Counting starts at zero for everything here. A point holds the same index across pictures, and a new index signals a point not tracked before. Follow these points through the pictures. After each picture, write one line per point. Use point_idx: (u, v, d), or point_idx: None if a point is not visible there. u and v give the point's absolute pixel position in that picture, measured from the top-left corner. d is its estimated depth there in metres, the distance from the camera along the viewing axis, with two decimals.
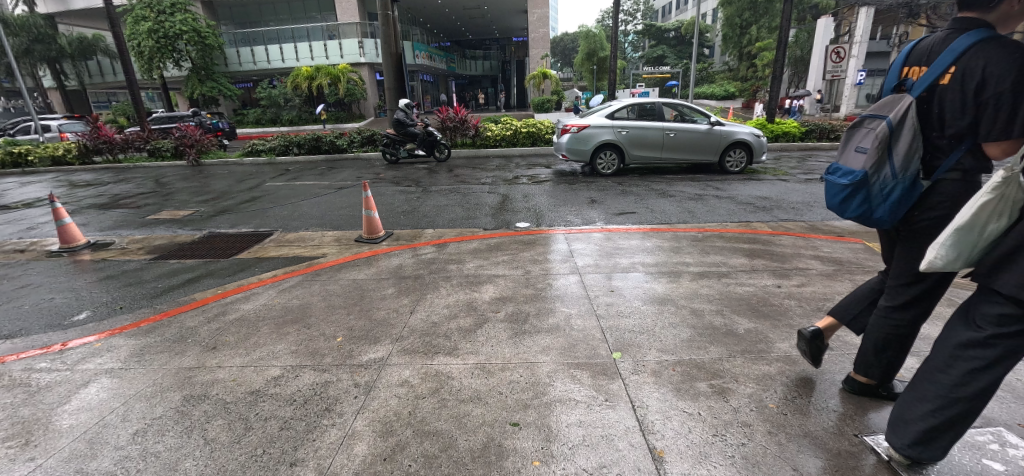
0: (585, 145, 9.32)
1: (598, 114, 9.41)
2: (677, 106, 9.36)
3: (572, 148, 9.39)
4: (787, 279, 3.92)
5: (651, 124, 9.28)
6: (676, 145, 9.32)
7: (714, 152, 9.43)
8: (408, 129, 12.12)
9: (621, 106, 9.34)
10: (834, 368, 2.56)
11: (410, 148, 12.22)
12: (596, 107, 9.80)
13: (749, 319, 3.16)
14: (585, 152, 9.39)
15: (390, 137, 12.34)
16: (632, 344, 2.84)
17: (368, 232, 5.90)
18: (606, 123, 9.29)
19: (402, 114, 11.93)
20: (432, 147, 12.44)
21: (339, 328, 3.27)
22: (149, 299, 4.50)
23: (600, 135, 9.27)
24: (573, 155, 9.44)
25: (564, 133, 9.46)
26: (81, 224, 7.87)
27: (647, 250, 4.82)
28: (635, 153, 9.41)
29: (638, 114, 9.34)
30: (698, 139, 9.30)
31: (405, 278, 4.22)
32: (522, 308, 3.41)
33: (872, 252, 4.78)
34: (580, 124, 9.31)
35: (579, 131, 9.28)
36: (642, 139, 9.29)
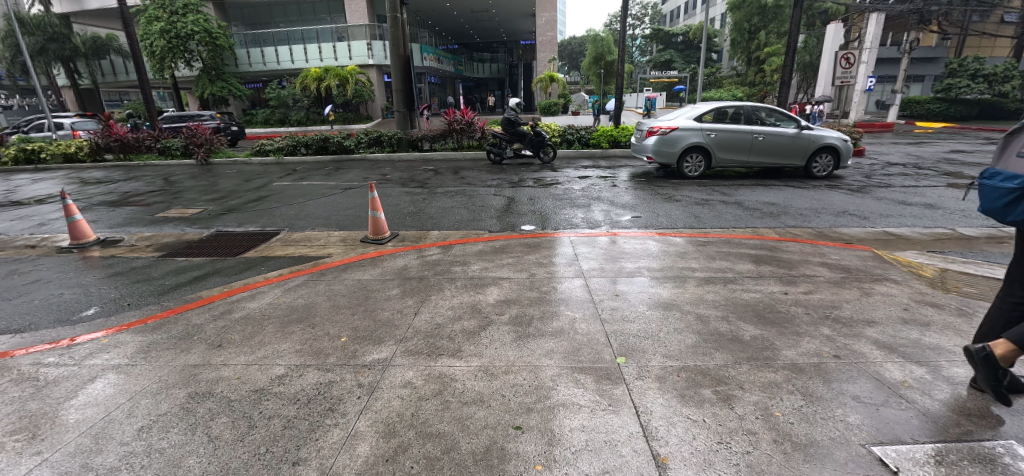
0: (674, 147, 9.29)
1: (685, 116, 9.34)
2: (764, 109, 9.28)
3: (659, 150, 9.38)
4: (794, 286, 3.88)
5: (741, 127, 9.19)
6: (764, 149, 9.23)
7: (801, 156, 9.34)
8: (516, 128, 11.91)
9: (710, 109, 9.27)
10: (842, 377, 2.53)
11: (516, 148, 12.07)
12: (681, 108, 9.74)
13: (755, 326, 3.13)
14: (673, 154, 9.37)
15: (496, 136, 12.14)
16: (637, 349, 2.83)
17: (373, 232, 5.93)
18: (695, 125, 9.23)
19: (512, 114, 11.75)
20: (538, 148, 12.21)
21: (344, 328, 3.28)
22: (157, 296, 4.54)
23: (689, 138, 9.24)
24: (660, 158, 9.42)
25: (651, 135, 9.42)
26: (92, 221, 7.97)
27: (652, 254, 4.80)
28: (722, 156, 9.35)
29: (726, 117, 9.26)
30: (786, 143, 9.21)
31: (410, 279, 4.23)
32: (526, 312, 3.40)
33: (881, 260, 4.72)
34: (669, 126, 9.26)
35: (667, 133, 9.25)
36: (730, 142, 9.22)
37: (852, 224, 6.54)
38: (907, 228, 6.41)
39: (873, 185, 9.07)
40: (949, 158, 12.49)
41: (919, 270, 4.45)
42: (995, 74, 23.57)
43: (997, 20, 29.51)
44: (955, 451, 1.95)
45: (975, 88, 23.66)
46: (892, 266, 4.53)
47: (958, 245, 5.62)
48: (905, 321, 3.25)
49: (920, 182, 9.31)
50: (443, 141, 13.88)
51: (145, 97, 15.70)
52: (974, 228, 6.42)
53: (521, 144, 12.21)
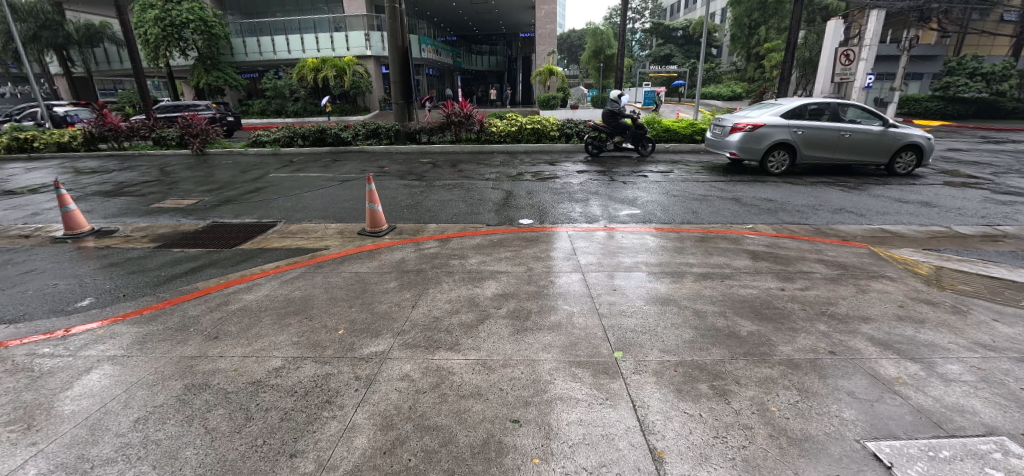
0: (761, 144, 9.22)
1: (771, 112, 9.25)
2: (850, 106, 9.19)
3: (744, 147, 9.30)
4: (790, 282, 3.90)
5: (828, 124, 9.11)
6: (850, 146, 9.18)
7: (886, 154, 9.29)
8: (618, 120, 11.54)
9: (797, 106, 9.18)
10: (837, 373, 2.55)
11: (618, 141, 11.72)
12: (764, 104, 9.65)
13: (751, 322, 3.14)
14: (758, 151, 9.31)
15: (597, 129, 11.83)
16: (634, 344, 2.83)
17: (370, 225, 5.91)
18: (781, 122, 9.14)
19: (615, 106, 11.36)
20: (639, 142, 11.82)
21: (341, 320, 3.27)
22: (153, 287, 4.51)
23: (775, 134, 9.15)
24: (745, 155, 9.35)
25: (736, 132, 9.34)
26: (86, 211, 7.91)
27: (650, 249, 4.80)
28: (808, 153, 9.28)
29: (814, 114, 9.17)
30: (872, 140, 9.15)
31: (407, 272, 4.22)
32: (524, 305, 3.39)
33: (877, 257, 4.74)
34: (755, 123, 9.18)
35: (754, 130, 9.16)
36: (817, 139, 9.14)
37: (850, 221, 6.57)
38: (904, 225, 6.44)
39: (871, 183, 9.10)
40: (945, 156, 12.56)
41: (915, 267, 4.48)
42: (993, 73, 23.65)
43: (996, 19, 29.55)
44: (947, 445, 1.98)
45: (972, 87, 23.76)
46: (889, 263, 4.54)
47: (953, 243, 5.66)
48: (901, 318, 3.27)
49: (918, 179, 9.36)
50: (441, 134, 13.84)
51: (139, 86, 15.48)
52: (970, 226, 6.46)
53: (622, 137, 11.83)
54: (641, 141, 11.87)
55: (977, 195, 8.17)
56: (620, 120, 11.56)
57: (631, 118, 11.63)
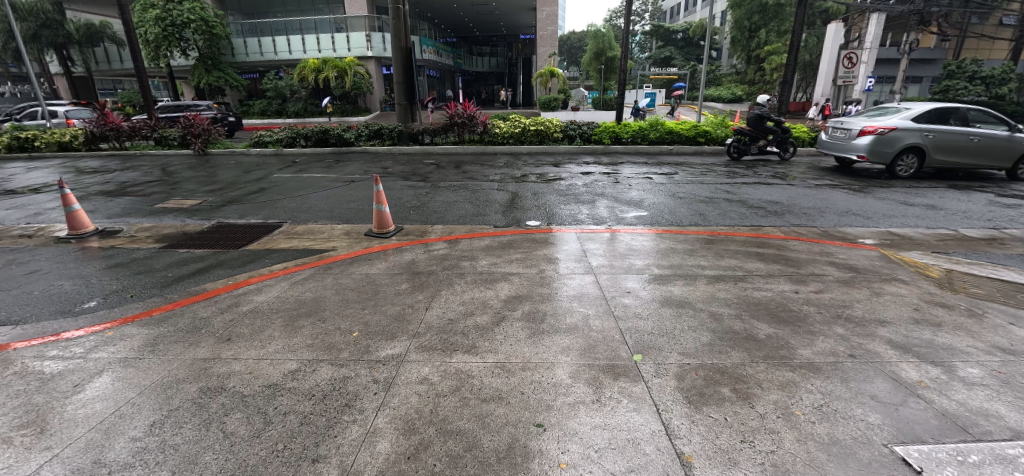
0: (892, 147, 9.16)
1: (902, 115, 9.17)
2: (976, 110, 9.26)
3: (874, 150, 9.22)
4: (804, 285, 3.88)
5: (957, 128, 9.15)
6: (978, 150, 9.25)
7: (1010, 158, 9.42)
8: (766, 123, 11.61)
9: (927, 109, 9.15)
10: (858, 376, 2.53)
11: (765, 143, 11.67)
12: (888, 107, 9.60)
13: (769, 325, 3.12)
14: (888, 155, 9.24)
15: (741, 133, 11.87)
16: (652, 346, 2.82)
17: (378, 226, 5.88)
18: (913, 126, 9.10)
19: (764, 110, 11.50)
20: (783, 144, 11.80)
21: (355, 322, 3.25)
22: (160, 288, 4.48)
23: (907, 138, 9.11)
24: (875, 158, 9.28)
25: (865, 135, 9.23)
26: (89, 211, 7.86)
27: (660, 252, 4.78)
28: (937, 157, 9.28)
29: (942, 117, 9.17)
30: (999, 145, 9.25)
31: (418, 274, 4.19)
32: (538, 307, 3.38)
33: (888, 260, 4.73)
34: (888, 126, 9.08)
35: (886, 133, 9.07)
36: (947, 143, 9.15)
37: (856, 223, 6.57)
38: (911, 228, 6.44)
39: (876, 186, 9.13)
40: None
41: (927, 270, 4.47)
42: (993, 77, 23.91)
43: (995, 23, 29.77)
44: (976, 450, 1.96)
45: (972, 90, 23.92)
46: (900, 266, 4.53)
47: (961, 246, 5.66)
48: (917, 320, 3.26)
49: (924, 182, 9.39)
50: (444, 135, 13.81)
51: (140, 86, 15.42)
52: (977, 229, 6.46)
53: (767, 140, 11.82)
54: (784, 144, 11.86)
55: (983, 198, 8.21)
56: (766, 123, 11.68)
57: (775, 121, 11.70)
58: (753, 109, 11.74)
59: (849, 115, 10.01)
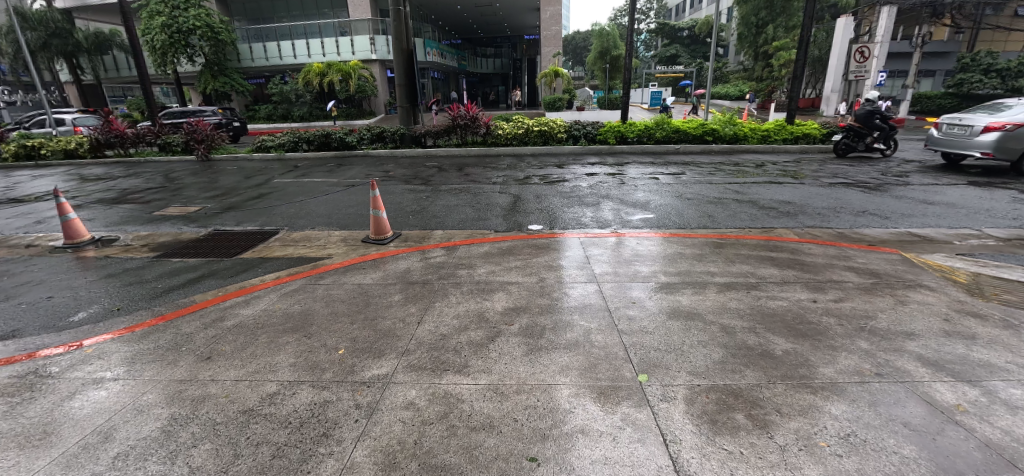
0: (1020, 144, 8.86)
1: None
2: None
3: (1001, 147, 8.90)
4: (822, 293, 3.62)
5: None
6: None
7: None
8: (874, 121, 11.32)
9: None
10: (888, 399, 2.29)
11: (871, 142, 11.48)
12: (1006, 103, 9.30)
13: (785, 339, 2.88)
14: (1015, 151, 8.93)
15: (848, 130, 11.73)
16: (659, 364, 2.60)
17: (375, 232, 5.72)
18: None
19: (873, 106, 11.19)
20: (890, 140, 11.55)
21: (342, 338, 3.06)
22: (149, 300, 4.34)
23: None
24: (1001, 154, 8.96)
25: (992, 131, 8.90)
26: (87, 220, 7.78)
27: (667, 257, 4.54)
28: None
29: None
30: None
31: (412, 284, 4.00)
32: (537, 321, 3.16)
33: (911, 264, 4.44)
34: (1016, 122, 8.79)
35: (1015, 129, 8.77)
36: None
37: (874, 224, 6.27)
38: (932, 228, 6.14)
39: (892, 184, 8.82)
40: None
41: (953, 275, 4.19)
42: (1009, 69, 23.22)
43: (1011, 14, 29.02)
44: None
45: (987, 83, 23.30)
46: (924, 271, 4.25)
47: (987, 247, 5.36)
48: (947, 333, 3.00)
49: (942, 181, 9.10)
50: (446, 137, 13.65)
51: (143, 93, 15.44)
52: (1002, 229, 6.13)
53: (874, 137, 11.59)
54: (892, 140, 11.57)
55: (1006, 195, 7.85)
56: (877, 119, 11.39)
57: (886, 117, 11.32)
58: (863, 105, 11.48)
59: (963, 110, 9.68)
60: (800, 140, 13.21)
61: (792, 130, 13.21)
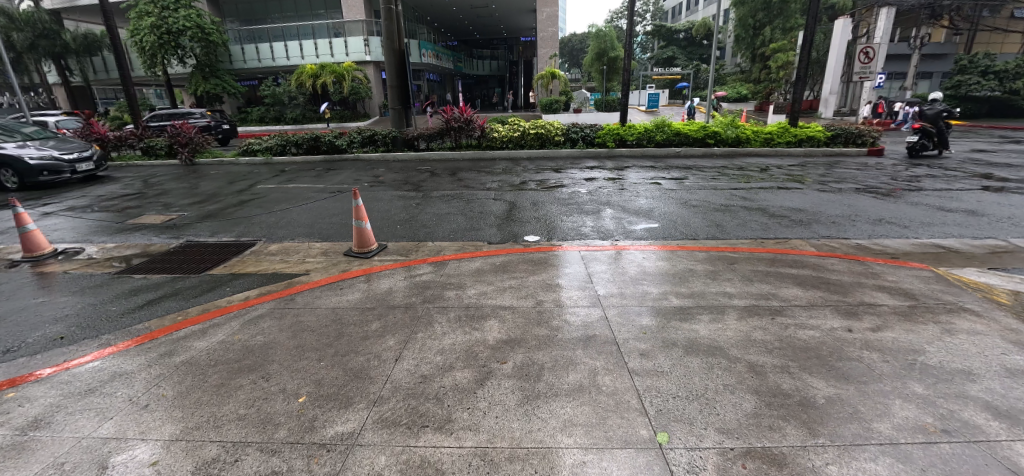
0: None
1: None
2: None
3: None
4: (858, 320, 3.19)
5: None
6: None
7: None
8: (942, 121, 11.77)
9: None
10: (968, 471, 1.84)
11: (939, 142, 11.95)
12: None
13: (828, 382, 2.45)
14: None
15: (923, 131, 11.83)
16: (681, 418, 2.17)
17: (358, 245, 5.28)
18: None
19: (944, 107, 11.57)
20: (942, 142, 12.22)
21: (304, 380, 2.59)
22: (99, 326, 3.84)
23: None
24: None
25: None
26: (53, 229, 7.27)
27: (678, 275, 4.10)
28: None
29: None
30: None
31: (394, 308, 3.54)
32: (534, 358, 2.71)
33: (947, 282, 4.03)
34: None
35: None
36: None
37: (893, 234, 5.88)
38: (955, 238, 5.75)
39: (905, 190, 8.46)
40: (973, 158, 12.03)
41: (993, 295, 3.78)
42: (1007, 71, 23.10)
43: (1008, 15, 28.97)
44: None
45: (985, 85, 23.13)
46: (963, 291, 3.83)
47: (1018, 259, 4.98)
48: (1011, 373, 2.57)
49: (955, 186, 8.81)
50: (440, 140, 13.20)
51: (126, 94, 14.88)
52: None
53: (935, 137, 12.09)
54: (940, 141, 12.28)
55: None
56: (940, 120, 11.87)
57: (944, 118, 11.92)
58: (929, 107, 11.81)
59: None
60: (803, 143, 12.89)
61: (795, 133, 12.86)
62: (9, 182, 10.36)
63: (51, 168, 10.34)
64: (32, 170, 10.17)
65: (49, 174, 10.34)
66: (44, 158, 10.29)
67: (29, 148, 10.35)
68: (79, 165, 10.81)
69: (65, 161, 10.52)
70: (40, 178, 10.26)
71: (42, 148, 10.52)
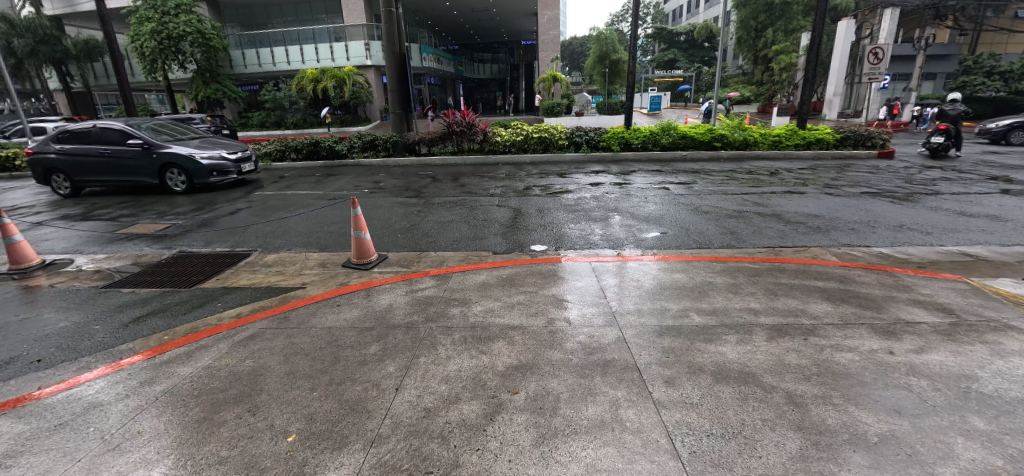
0: None
1: None
2: None
3: None
4: (898, 341, 2.93)
5: None
6: None
7: None
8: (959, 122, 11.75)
9: None
10: None
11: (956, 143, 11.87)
12: None
13: (881, 418, 2.18)
14: None
15: (944, 130, 11.67)
16: (719, 462, 1.90)
17: (357, 256, 5.03)
18: None
19: (963, 107, 11.53)
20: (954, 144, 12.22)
21: (295, 415, 2.35)
22: (81, 347, 3.61)
23: None
24: None
25: None
26: (42, 240, 7.04)
27: (696, 290, 3.84)
28: None
29: None
30: None
31: (394, 329, 3.29)
32: (548, 388, 2.46)
33: (985, 295, 3.77)
34: None
35: None
36: None
37: (917, 241, 5.62)
38: (982, 246, 5.48)
39: (920, 193, 8.22)
40: (986, 160, 11.77)
41: None
42: (1012, 71, 22.68)
43: (1012, 15, 28.70)
44: None
45: (991, 86, 22.85)
46: (1004, 305, 3.57)
47: None
48: None
49: (973, 189, 8.55)
50: (441, 145, 12.98)
51: (124, 100, 14.70)
52: None
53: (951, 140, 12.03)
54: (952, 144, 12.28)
55: None
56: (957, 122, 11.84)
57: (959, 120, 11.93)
58: (946, 108, 11.76)
59: None
60: (812, 146, 12.65)
61: (803, 135, 12.60)
62: (173, 183, 9.66)
63: (218, 168, 9.68)
64: (201, 171, 9.49)
65: (217, 175, 9.68)
66: (213, 157, 9.62)
67: (195, 146, 9.65)
68: (242, 166, 10.19)
69: (231, 161, 9.88)
70: (209, 179, 9.59)
71: (205, 147, 9.82)
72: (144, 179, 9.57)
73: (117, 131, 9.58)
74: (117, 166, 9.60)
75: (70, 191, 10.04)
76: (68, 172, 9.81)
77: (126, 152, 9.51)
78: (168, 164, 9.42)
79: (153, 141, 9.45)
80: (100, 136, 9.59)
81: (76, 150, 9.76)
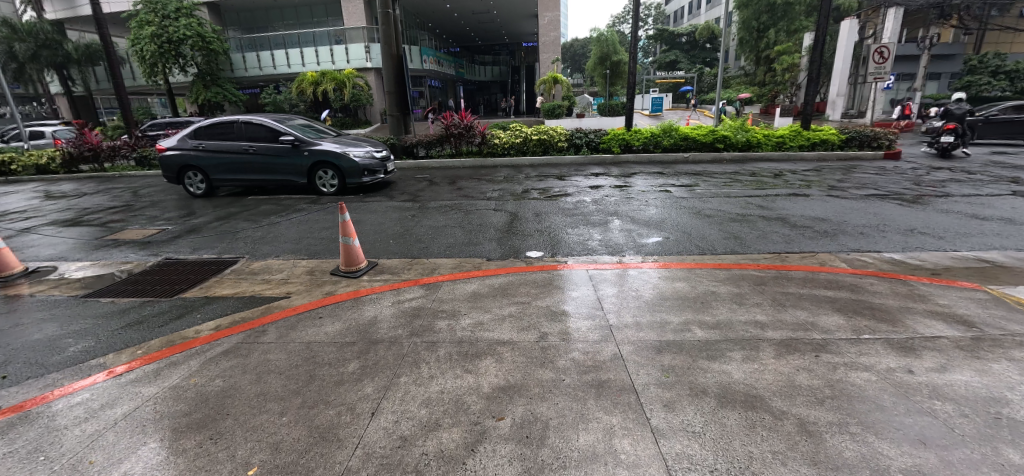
0: None
1: None
2: None
3: None
4: (917, 358, 2.72)
5: None
6: None
7: None
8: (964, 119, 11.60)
9: None
10: None
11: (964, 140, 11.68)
12: None
13: (904, 450, 1.95)
14: None
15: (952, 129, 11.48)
16: None
17: (345, 263, 4.84)
18: None
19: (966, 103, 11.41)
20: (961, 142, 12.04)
21: (260, 444, 2.15)
22: (49, 362, 3.42)
23: None
24: None
25: None
26: (29, 246, 6.89)
27: (699, 301, 3.61)
28: None
29: None
30: None
31: (377, 344, 3.09)
32: (537, 413, 2.26)
33: (1006, 305, 3.54)
34: None
35: None
36: None
37: (929, 246, 5.39)
38: (998, 251, 5.24)
39: (930, 196, 7.98)
40: (996, 161, 11.48)
41: None
42: (1018, 71, 22.48)
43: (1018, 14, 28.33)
44: None
45: (997, 85, 22.52)
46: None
47: None
48: None
49: (983, 191, 8.30)
50: (439, 147, 12.80)
51: (121, 103, 14.58)
52: None
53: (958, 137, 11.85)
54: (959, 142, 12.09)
55: None
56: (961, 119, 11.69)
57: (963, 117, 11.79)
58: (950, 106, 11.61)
59: None
60: (817, 147, 12.40)
61: (808, 136, 12.35)
62: (324, 184, 9.07)
63: (370, 167, 9.04)
64: (355, 170, 8.87)
65: (368, 175, 9.03)
66: (366, 156, 8.98)
67: (344, 143, 8.98)
68: (387, 166, 9.47)
69: (380, 160, 9.16)
70: (362, 179, 8.96)
71: (354, 143, 9.17)
72: (294, 179, 9.00)
73: (264, 127, 8.97)
74: (264, 165, 9.07)
75: (206, 190, 9.57)
76: (207, 171, 9.29)
77: (274, 149, 8.93)
78: (320, 164, 8.83)
79: (304, 137, 8.84)
80: (245, 131, 9.01)
81: (217, 147, 9.17)
